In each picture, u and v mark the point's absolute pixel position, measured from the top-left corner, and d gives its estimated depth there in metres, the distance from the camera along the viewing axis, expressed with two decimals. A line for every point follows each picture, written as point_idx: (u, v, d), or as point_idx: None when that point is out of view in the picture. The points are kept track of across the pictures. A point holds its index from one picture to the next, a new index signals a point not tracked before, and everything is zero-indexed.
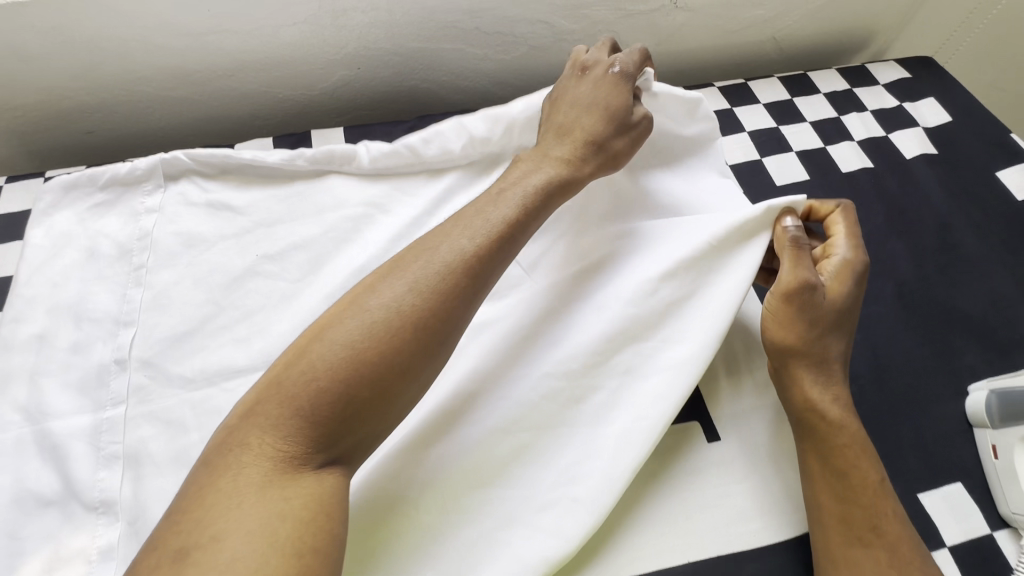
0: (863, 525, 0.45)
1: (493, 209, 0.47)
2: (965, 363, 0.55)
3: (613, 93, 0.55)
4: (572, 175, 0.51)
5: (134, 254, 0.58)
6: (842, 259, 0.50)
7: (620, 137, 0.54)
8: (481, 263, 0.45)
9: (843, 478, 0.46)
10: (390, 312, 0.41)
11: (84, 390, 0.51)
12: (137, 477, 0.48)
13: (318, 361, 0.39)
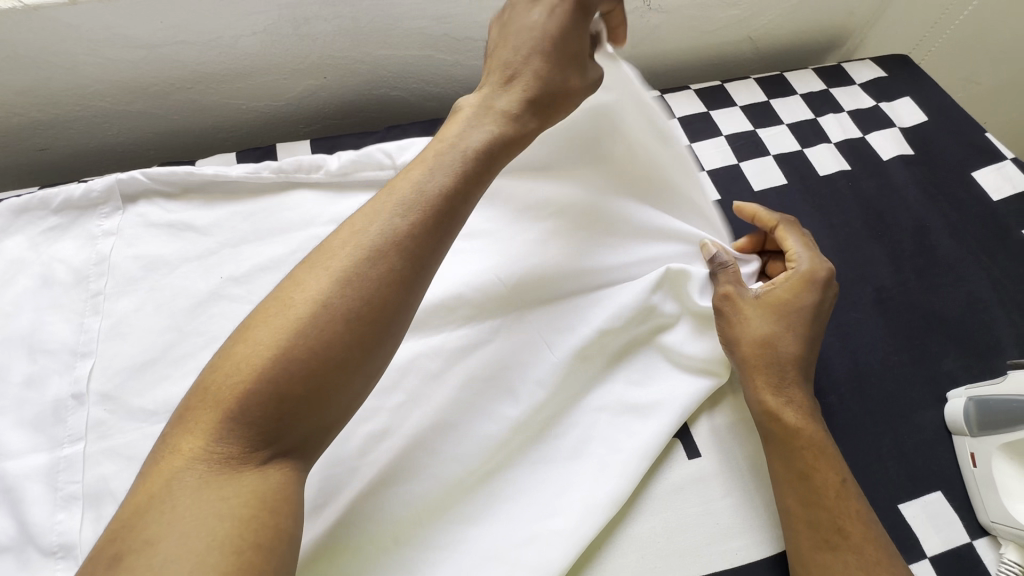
0: (830, 528, 0.44)
1: (433, 177, 0.44)
2: (943, 369, 0.55)
3: (560, 17, 0.48)
4: (513, 132, 0.48)
5: (90, 280, 0.56)
6: (797, 272, 0.52)
7: (569, 77, 0.49)
8: (420, 241, 0.41)
9: (806, 479, 0.45)
10: (318, 306, 0.38)
11: (40, 427, 0.49)
12: (99, 518, 0.46)
13: (244, 356, 0.37)
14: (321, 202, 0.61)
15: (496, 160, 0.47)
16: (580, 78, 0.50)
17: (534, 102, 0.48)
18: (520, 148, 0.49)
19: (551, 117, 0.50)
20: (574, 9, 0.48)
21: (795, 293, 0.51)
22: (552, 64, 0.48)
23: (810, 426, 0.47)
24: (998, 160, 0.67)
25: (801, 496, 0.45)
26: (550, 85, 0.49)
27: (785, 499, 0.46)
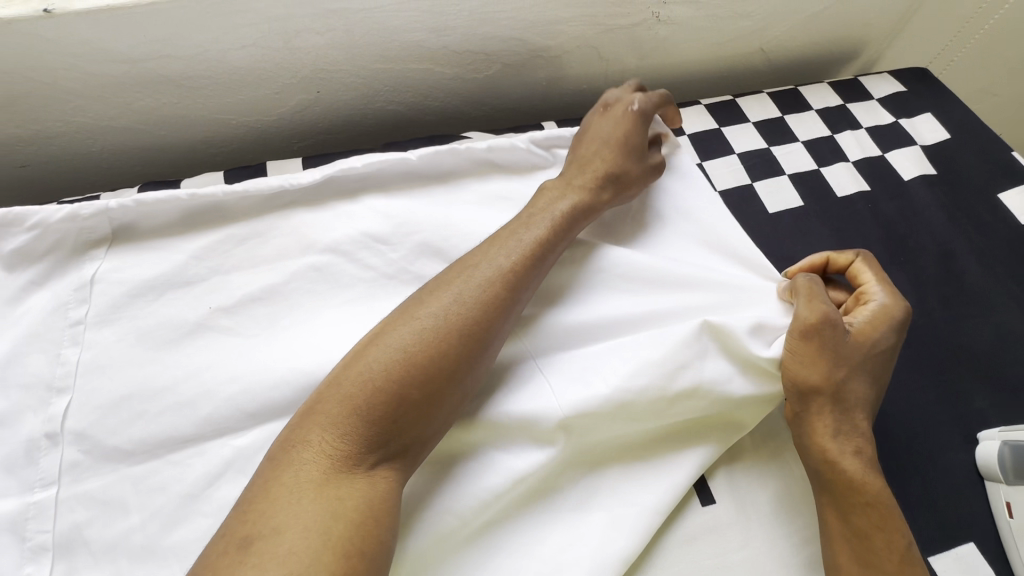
0: None
1: (531, 227, 0.50)
2: (973, 407, 0.51)
3: (626, 121, 0.57)
4: (593, 199, 0.53)
5: (69, 308, 0.52)
6: (878, 307, 0.48)
7: (636, 165, 0.56)
8: (519, 278, 0.47)
9: (867, 540, 0.42)
10: (439, 320, 0.43)
11: (10, 470, 0.46)
12: (71, 570, 0.43)
13: (373, 361, 0.41)
14: (315, 226, 0.58)
15: (578, 225, 0.52)
16: (644, 164, 0.56)
17: (610, 179, 0.54)
18: (597, 215, 0.54)
19: (624, 194, 0.55)
20: (638, 117, 0.57)
21: (878, 328, 0.47)
22: (623, 153, 0.55)
23: (878, 478, 0.43)
24: None
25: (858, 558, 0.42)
26: (621, 168, 0.55)
27: (836, 557, 0.43)
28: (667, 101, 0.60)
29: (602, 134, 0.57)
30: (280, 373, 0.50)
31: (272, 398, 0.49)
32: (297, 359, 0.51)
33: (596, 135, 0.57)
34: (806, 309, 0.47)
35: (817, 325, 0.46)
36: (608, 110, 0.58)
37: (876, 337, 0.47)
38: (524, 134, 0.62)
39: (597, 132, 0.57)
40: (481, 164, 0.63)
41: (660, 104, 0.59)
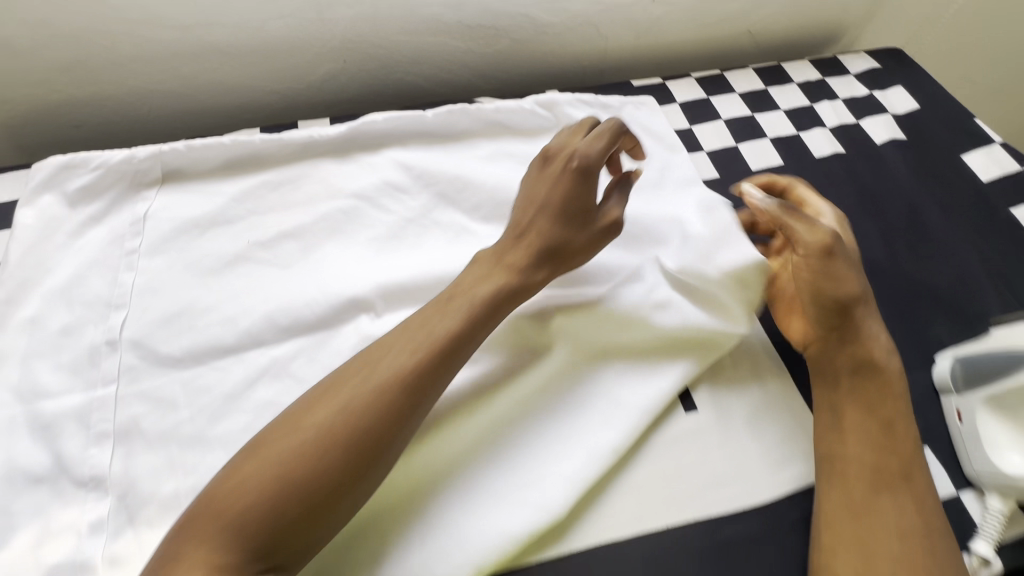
0: (893, 474, 0.46)
1: (442, 322, 0.46)
2: (933, 335, 0.57)
3: (564, 181, 0.53)
4: (523, 280, 0.50)
5: (126, 240, 0.59)
6: (833, 217, 0.56)
7: (575, 237, 0.52)
8: (424, 374, 0.44)
9: (879, 430, 0.48)
10: (329, 423, 0.40)
11: (76, 371, 0.52)
12: (128, 454, 0.49)
13: (257, 470, 0.39)
14: (341, 175, 0.65)
15: (502, 312, 0.49)
16: (586, 238, 0.53)
17: (542, 259, 0.51)
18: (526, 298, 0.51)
19: (561, 266, 0.52)
20: (578, 171, 0.53)
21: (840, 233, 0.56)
22: (560, 225, 0.52)
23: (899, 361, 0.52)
24: (987, 144, 0.70)
25: (870, 446, 0.47)
26: (557, 247, 0.52)
27: (846, 448, 0.48)
28: (622, 132, 0.55)
29: (538, 198, 0.53)
30: (310, 296, 0.57)
31: (304, 316, 0.55)
32: (327, 284, 0.58)
33: (531, 199, 0.53)
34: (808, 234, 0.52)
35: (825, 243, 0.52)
36: (545, 169, 0.55)
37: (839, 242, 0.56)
38: (532, 98, 0.69)
39: (534, 194, 0.54)
40: (491, 123, 0.69)
41: (611, 140, 0.54)
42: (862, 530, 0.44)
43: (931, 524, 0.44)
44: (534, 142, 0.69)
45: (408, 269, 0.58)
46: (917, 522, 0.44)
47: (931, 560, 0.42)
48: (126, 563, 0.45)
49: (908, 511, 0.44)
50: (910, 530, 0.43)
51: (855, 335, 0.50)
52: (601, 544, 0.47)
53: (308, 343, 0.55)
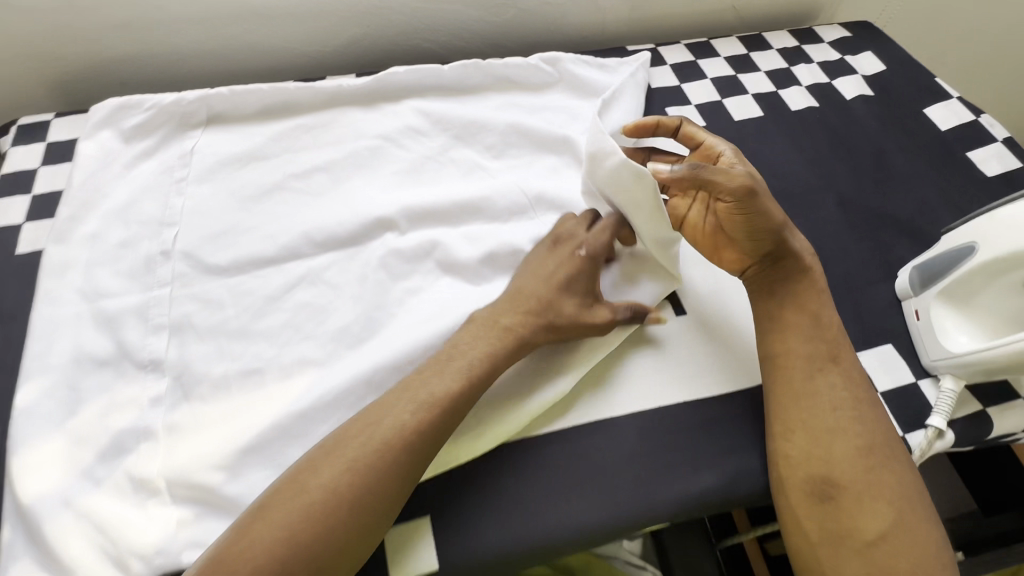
0: (825, 357, 0.52)
1: (444, 381, 0.48)
2: (895, 255, 0.64)
3: (573, 264, 0.56)
4: (520, 341, 0.51)
5: (174, 170, 0.66)
6: (733, 152, 0.59)
7: (575, 309, 0.54)
8: (425, 436, 0.45)
9: (808, 323, 0.54)
10: (333, 492, 0.42)
11: (134, 276, 0.59)
12: (182, 343, 0.55)
13: (264, 538, 0.40)
14: (367, 121, 0.72)
15: (498, 370, 0.50)
16: (591, 308, 0.55)
17: (540, 321, 0.53)
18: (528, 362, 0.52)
19: (560, 334, 0.54)
20: (585, 260, 0.56)
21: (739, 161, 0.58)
22: (564, 296, 0.54)
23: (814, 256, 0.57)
24: (945, 99, 0.78)
25: (804, 339, 0.53)
26: (559, 312, 0.53)
27: (786, 343, 0.53)
28: (623, 228, 0.60)
29: (544, 273, 0.56)
30: (341, 218, 0.63)
31: (336, 233, 0.62)
32: (355, 209, 0.64)
33: (538, 273, 0.56)
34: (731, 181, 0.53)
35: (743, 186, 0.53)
36: (556, 248, 0.58)
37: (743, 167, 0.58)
38: (538, 57, 0.76)
39: (541, 270, 0.56)
40: (502, 80, 0.76)
41: (614, 233, 0.59)
42: (801, 406, 0.51)
43: (863, 395, 0.51)
44: (539, 95, 0.77)
45: (428, 197, 0.65)
46: (846, 395, 0.50)
47: (864, 424, 0.49)
48: (184, 429, 0.50)
49: (843, 388, 0.51)
50: (842, 403, 0.50)
51: (786, 252, 0.55)
52: (601, 420, 0.54)
53: (340, 257, 0.62)
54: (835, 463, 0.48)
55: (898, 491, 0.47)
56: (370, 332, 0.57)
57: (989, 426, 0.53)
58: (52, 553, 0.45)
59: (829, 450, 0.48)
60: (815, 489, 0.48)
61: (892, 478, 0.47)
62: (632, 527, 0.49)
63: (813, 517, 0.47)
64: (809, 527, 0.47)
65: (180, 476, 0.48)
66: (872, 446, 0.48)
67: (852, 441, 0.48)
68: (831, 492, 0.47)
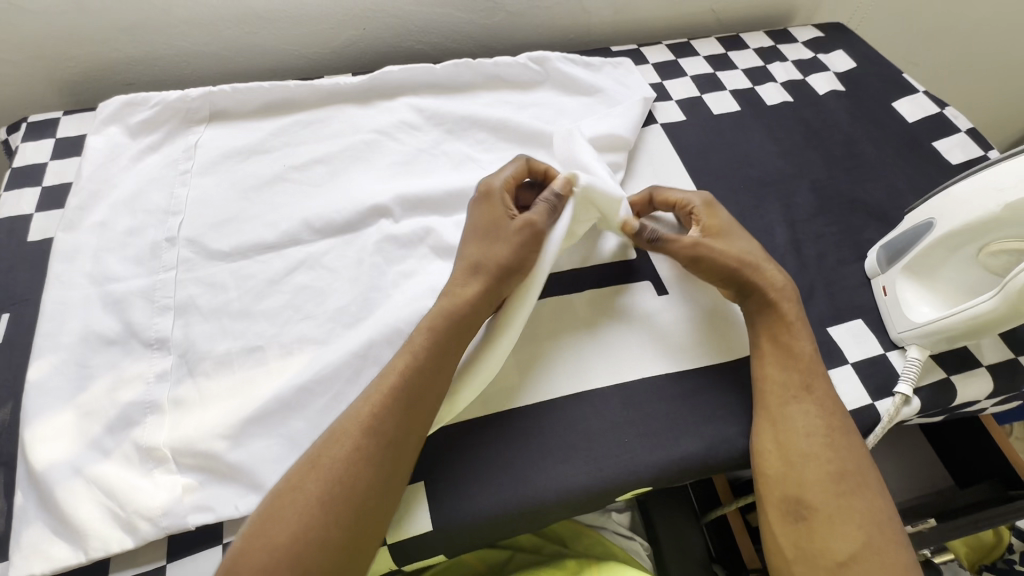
0: (800, 385, 0.54)
1: (394, 357, 0.51)
2: (865, 237, 0.67)
3: (475, 212, 0.58)
4: (454, 299, 0.53)
5: (179, 162, 0.69)
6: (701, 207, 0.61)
7: (494, 249, 0.55)
8: (390, 423, 0.47)
9: (784, 353, 0.56)
10: (319, 492, 0.44)
11: (141, 261, 0.62)
12: (186, 323, 0.58)
13: (266, 543, 0.42)
14: (363, 117, 0.75)
15: (444, 328, 0.52)
16: (507, 240, 0.55)
17: (468, 277, 0.54)
18: (470, 309, 0.53)
19: (489, 274, 0.54)
20: (486, 197, 0.59)
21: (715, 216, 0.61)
22: (480, 245, 0.56)
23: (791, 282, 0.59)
24: (912, 93, 0.82)
25: (780, 369, 0.55)
26: (480, 260, 0.55)
27: (764, 371, 0.55)
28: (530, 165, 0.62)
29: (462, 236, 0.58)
30: (338, 206, 0.67)
31: (334, 220, 0.66)
32: (352, 198, 0.67)
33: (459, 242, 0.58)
34: (677, 247, 0.58)
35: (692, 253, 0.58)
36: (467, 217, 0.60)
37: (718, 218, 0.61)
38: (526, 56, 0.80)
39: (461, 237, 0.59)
40: (491, 78, 0.80)
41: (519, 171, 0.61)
42: (781, 429, 0.53)
43: (837, 418, 0.53)
44: (527, 92, 0.80)
45: (422, 188, 0.69)
46: (822, 421, 0.52)
47: (838, 449, 0.51)
48: (188, 401, 0.53)
49: (817, 414, 0.53)
50: (817, 428, 0.52)
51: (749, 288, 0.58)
52: (587, 392, 0.56)
53: (338, 242, 0.65)
54: (807, 487, 0.50)
55: (868, 511, 0.49)
56: (366, 311, 0.60)
57: (952, 392, 0.56)
58: (63, 517, 0.47)
59: (802, 475, 0.50)
60: (789, 509, 0.50)
61: (865, 500, 0.50)
62: (617, 489, 0.52)
63: (787, 534, 0.50)
64: (786, 546, 0.50)
65: (185, 445, 0.50)
66: (843, 470, 0.50)
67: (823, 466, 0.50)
68: (805, 513, 0.50)
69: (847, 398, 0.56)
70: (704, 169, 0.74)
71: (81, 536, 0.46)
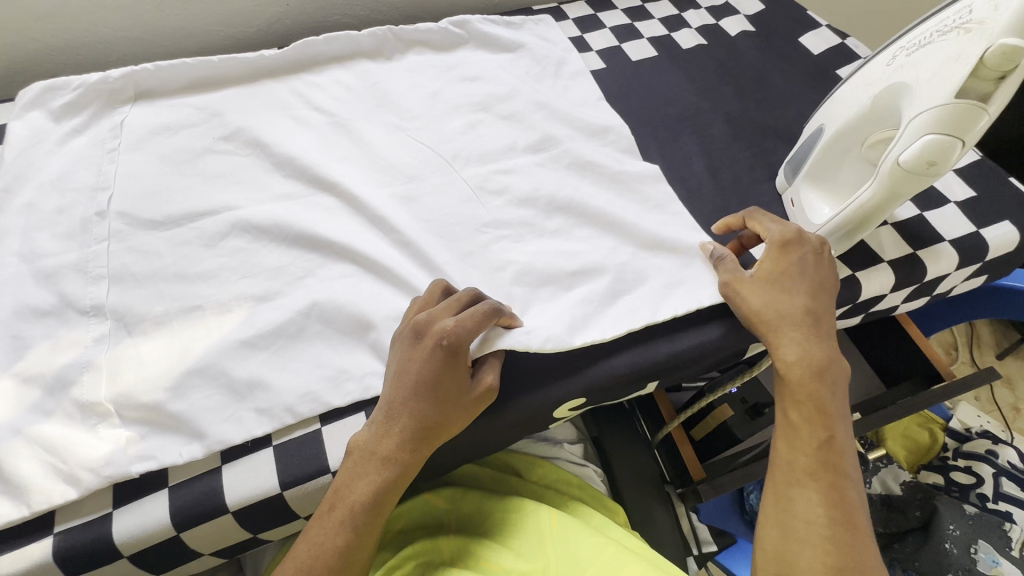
0: (805, 468, 0.48)
1: (366, 482, 0.48)
2: (777, 160, 0.72)
3: (450, 325, 0.50)
4: (416, 429, 0.49)
5: (106, 141, 0.69)
6: (774, 242, 0.55)
7: (455, 372, 0.49)
8: (359, 543, 0.48)
9: (793, 428, 0.50)
10: None
11: (71, 236, 0.62)
12: (121, 289, 0.58)
13: None
14: (289, 85, 0.76)
15: (406, 461, 0.49)
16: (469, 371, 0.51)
17: (427, 399, 0.49)
18: (428, 442, 0.49)
19: (446, 407, 0.49)
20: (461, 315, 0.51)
21: (778, 262, 0.54)
22: (442, 366, 0.49)
23: (818, 342, 0.51)
24: (816, 28, 0.87)
25: (784, 443, 0.50)
26: (439, 384, 0.49)
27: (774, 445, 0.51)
28: (497, 313, 0.52)
29: (422, 336, 0.50)
30: (270, 172, 0.68)
31: (267, 185, 0.67)
32: (281, 161, 0.68)
33: (418, 339, 0.50)
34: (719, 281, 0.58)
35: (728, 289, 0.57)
36: (416, 334, 0.51)
37: (781, 268, 0.54)
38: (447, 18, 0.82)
39: (422, 333, 0.50)
40: (415, 43, 0.82)
41: (486, 321, 0.51)
42: (777, 509, 0.48)
43: (851, 503, 0.46)
44: (450, 53, 0.82)
45: (352, 149, 0.70)
46: (826, 510, 0.45)
47: (838, 542, 0.44)
48: (127, 360, 0.53)
49: (827, 494, 0.46)
50: (821, 516, 0.45)
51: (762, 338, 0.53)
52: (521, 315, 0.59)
53: (270, 203, 0.65)
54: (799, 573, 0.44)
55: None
56: (302, 265, 0.61)
57: (855, 287, 0.61)
58: (4, 477, 0.47)
59: (800, 559, 0.44)
60: None
61: None
62: (549, 397, 0.57)
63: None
64: None
65: (126, 399, 0.51)
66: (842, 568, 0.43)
67: (823, 557, 0.43)
68: None
69: None
70: (626, 111, 0.77)
71: (25, 492, 0.47)
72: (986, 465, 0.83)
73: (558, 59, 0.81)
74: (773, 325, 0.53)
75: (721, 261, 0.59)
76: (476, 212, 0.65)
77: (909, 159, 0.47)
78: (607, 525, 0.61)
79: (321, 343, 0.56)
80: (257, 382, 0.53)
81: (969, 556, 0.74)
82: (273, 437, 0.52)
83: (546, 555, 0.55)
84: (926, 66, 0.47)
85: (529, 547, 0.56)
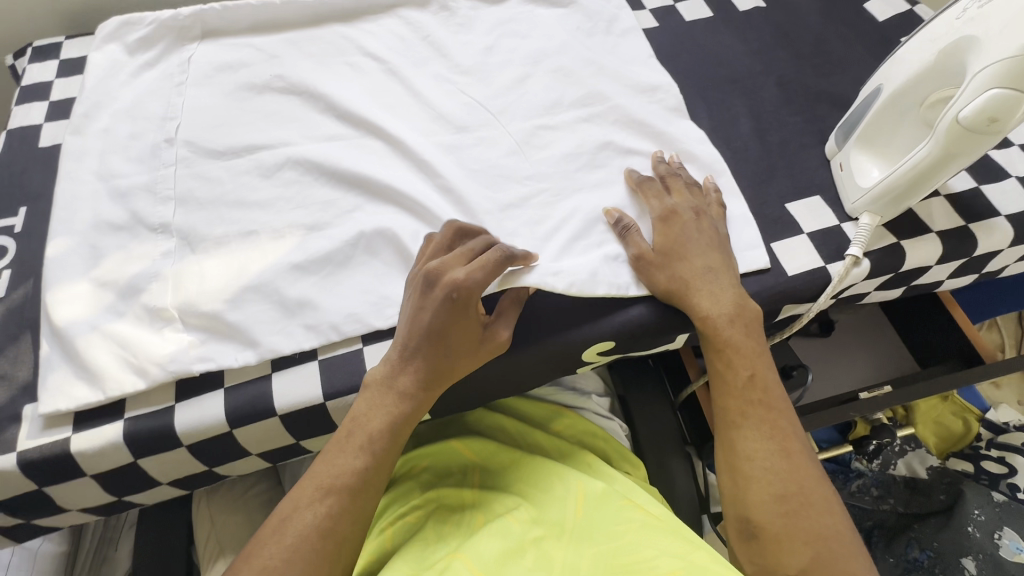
0: (738, 410, 0.54)
1: (393, 400, 0.52)
2: (828, 125, 0.70)
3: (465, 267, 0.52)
4: (438, 356, 0.52)
5: (175, 75, 0.73)
6: (678, 210, 0.60)
7: (470, 309, 0.52)
8: (387, 459, 0.51)
9: (720, 379, 0.56)
10: (328, 513, 0.47)
11: (142, 160, 0.66)
12: (185, 211, 0.62)
13: (304, 520, 0.47)
14: (345, 29, 0.78)
15: (429, 383, 0.52)
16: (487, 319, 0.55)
17: (444, 331, 0.52)
18: (450, 369, 0.53)
19: (461, 339, 0.52)
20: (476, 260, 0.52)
21: (688, 228, 0.59)
22: (457, 305, 0.51)
23: (729, 297, 0.56)
24: None
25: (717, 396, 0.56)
26: (455, 318, 0.51)
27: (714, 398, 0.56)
28: (513, 257, 0.53)
29: (439, 272, 0.52)
30: (323, 112, 0.71)
31: (320, 123, 0.70)
32: (333, 101, 0.70)
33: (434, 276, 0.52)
34: (632, 248, 0.59)
35: (646, 256, 0.58)
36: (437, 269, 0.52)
37: (689, 234, 0.59)
38: None
39: (438, 270, 0.52)
40: None
41: (497, 269, 0.52)
42: (723, 451, 0.54)
43: (785, 429, 0.52)
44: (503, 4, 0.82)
45: (402, 94, 0.73)
46: (764, 443, 0.51)
47: (780, 470, 0.50)
48: (191, 273, 0.58)
49: (763, 430, 0.52)
50: (760, 450, 0.51)
51: (681, 300, 0.57)
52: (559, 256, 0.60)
53: (323, 140, 0.68)
54: (753, 505, 0.49)
55: (825, 528, 0.47)
56: (352, 200, 0.64)
57: (899, 255, 0.60)
58: (84, 365, 0.53)
59: (749, 493, 0.50)
60: (742, 526, 0.50)
61: (814, 519, 0.48)
62: (575, 340, 0.58)
63: (743, 552, 0.50)
64: (742, 561, 0.50)
65: (190, 306, 0.56)
66: (785, 492, 0.49)
67: (767, 487, 0.49)
68: (754, 531, 0.49)
69: (799, 261, 0.60)
70: (676, 71, 0.76)
71: (100, 380, 0.52)
72: (1020, 458, 0.81)
73: (610, 13, 0.80)
74: (690, 287, 0.56)
75: (625, 231, 0.60)
76: (518, 163, 0.67)
77: (970, 116, 0.46)
78: (633, 490, 0.60)
79: (366, 272, 0.59)
80: (306, 302, 0.57)
81: (992, 542, 0.73)
82: (319, 352, 0.56)
83: (564, 528, 0.54)
84: (998, 19, 0.46)
85: (552, 513, 0.55)
